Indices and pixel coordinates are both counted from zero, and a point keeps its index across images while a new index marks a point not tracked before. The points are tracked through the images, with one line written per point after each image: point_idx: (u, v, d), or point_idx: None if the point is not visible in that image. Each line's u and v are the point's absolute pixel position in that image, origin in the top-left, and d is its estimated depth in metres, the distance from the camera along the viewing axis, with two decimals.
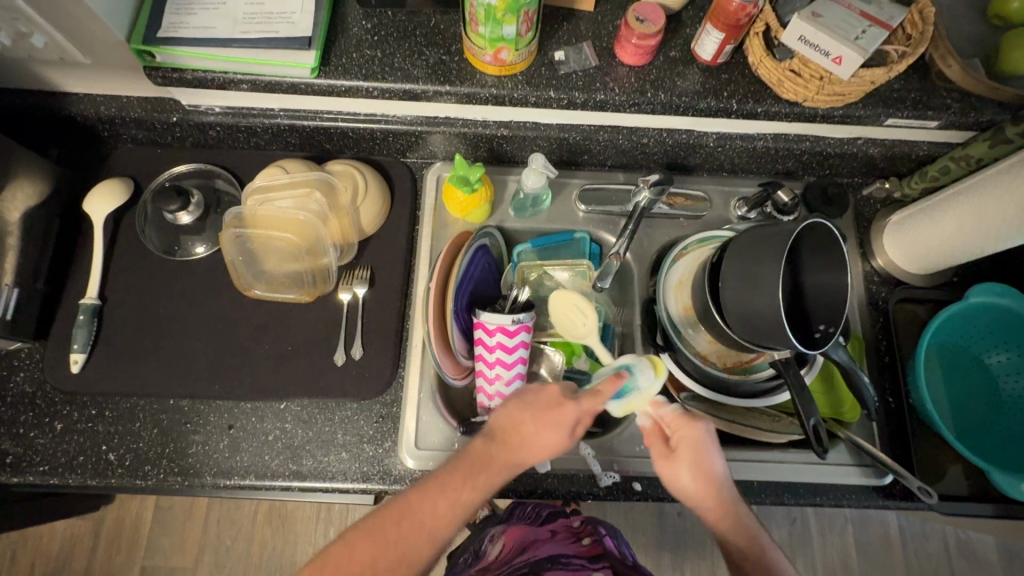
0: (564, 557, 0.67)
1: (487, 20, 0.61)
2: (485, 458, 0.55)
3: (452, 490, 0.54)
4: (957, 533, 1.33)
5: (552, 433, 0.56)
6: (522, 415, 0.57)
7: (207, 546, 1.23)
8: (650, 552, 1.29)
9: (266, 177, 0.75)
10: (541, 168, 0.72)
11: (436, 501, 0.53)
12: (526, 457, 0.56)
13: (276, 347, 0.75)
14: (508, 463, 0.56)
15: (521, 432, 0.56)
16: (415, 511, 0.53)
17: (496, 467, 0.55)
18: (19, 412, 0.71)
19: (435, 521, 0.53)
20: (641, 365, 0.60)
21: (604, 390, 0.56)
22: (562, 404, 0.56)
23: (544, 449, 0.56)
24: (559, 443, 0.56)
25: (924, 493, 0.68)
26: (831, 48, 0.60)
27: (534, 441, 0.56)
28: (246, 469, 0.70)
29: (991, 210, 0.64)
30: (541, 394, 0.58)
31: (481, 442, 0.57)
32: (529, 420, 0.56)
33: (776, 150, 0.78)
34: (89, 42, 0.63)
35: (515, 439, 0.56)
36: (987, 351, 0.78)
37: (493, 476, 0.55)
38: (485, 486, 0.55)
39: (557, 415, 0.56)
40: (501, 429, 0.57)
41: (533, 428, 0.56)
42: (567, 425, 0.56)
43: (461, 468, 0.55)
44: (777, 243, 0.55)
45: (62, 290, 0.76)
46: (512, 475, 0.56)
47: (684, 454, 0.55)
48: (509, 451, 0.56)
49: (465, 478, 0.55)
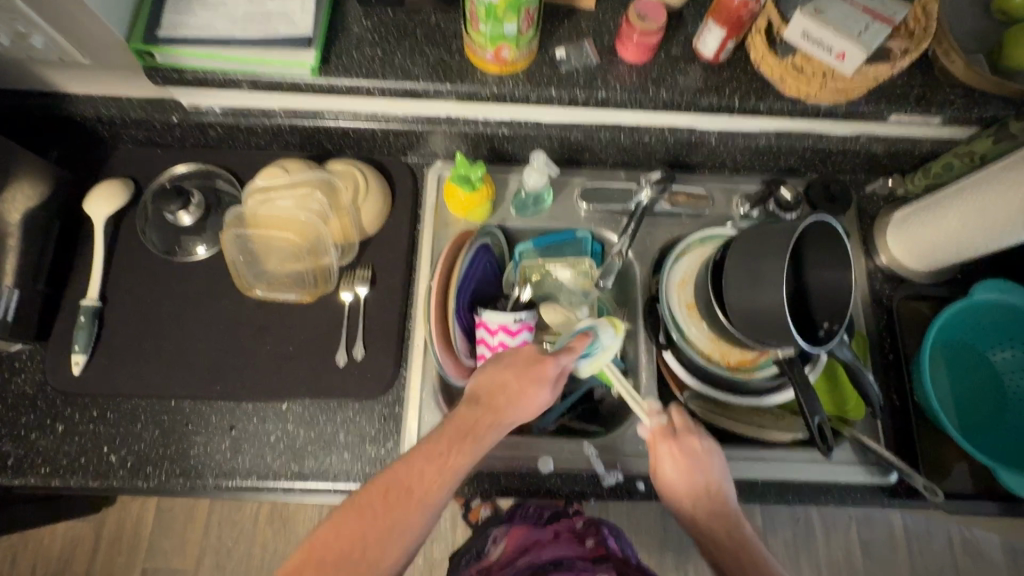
0: (568, 559, 0.66)
1: (488, 18, 0.61)
2: (472, 422, 0.56)
3: (440, 455, 0.53)
4: (961, 532, 1.33)
5: (531, 387, 0.58)
6: (504, 375, 0.58)
7: (209, 547, 1.23)
8: (652, 551, 1.28)
9: (266, 177, 0.74)
10: (542, 166, 0.72)
11: (424, 467, 0.53)
12: (510, 417, 0.57)
13: (278, 347, 0.74)
14: (495, 424, 0.56)
15: (506, 390, 0.57)
16: (402, 479, 0.52)
17: (483, 429, 0.56)
18: (20, 413, 0.71)
19: (423, 488, 0.52)
20: (601, 326, 0.65)
21: (576, 346, 0.61)
22: (542, 366, 0.59)
23: (526, 406, 0.57)
24: (539, 397, 0.58)
25: (930, 492, 0.68)
26: (834, 44, 0.60)
27: (518, 400, 0.57)
28: (248, 470, 0.70)
29: (994, 207, 0.64)
30: (518, 354, 0.60)
31: (466, 406, 0.57)
32: (511, 379, 0.58)
33: (779, 147, 0.78)
34: (89, 42, 0.63)
35: (499, 399, 0.57)
36: (991, 348, 0.78)
37: (480, 442, 0.55)
38: (474, 449, 0.55)
39: (537, 370, 0.58)
40: (484, 391, 0.58)
41: (515, 385, 0.58)
42: (546, 379, 0.59)
43: (448, 433, 0.55)
44: (780, 240, 0.54)
45: (62, 291, 0.75)
46: (496, 435, 0.57)
47: (674, 457, 0.59)
48: (494, 412, 0.56)
49: (451, 442, 0.54)
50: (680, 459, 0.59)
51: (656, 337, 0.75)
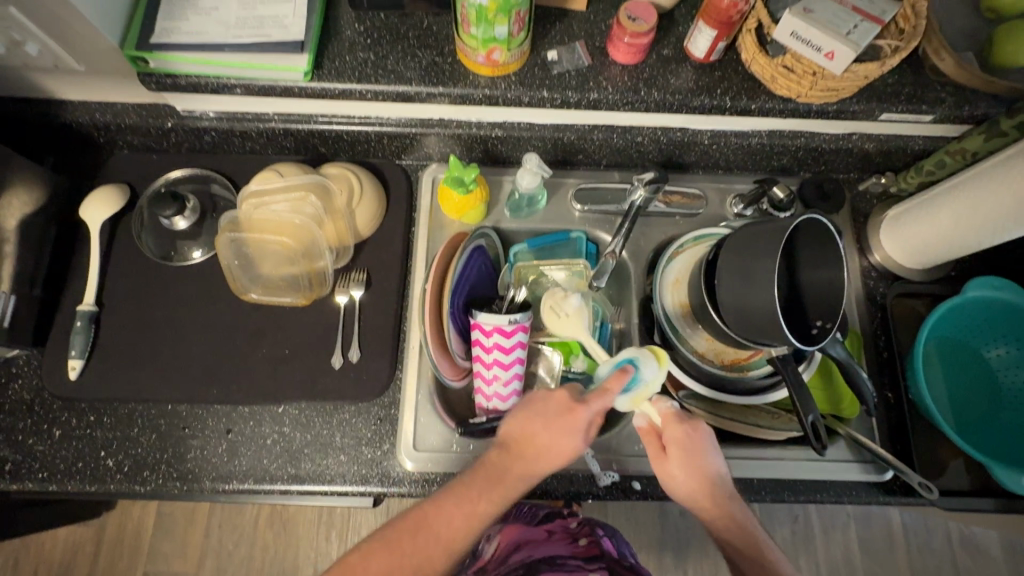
0: (561, 559, 0.67)
1: (479, 20, 0.61)
2: (500, 471, 0.56)
3: (468, 502, 0.54)
4: (960, 530, 1.33)
5: (564, 438, 0.56)
6: (534, 424, 0.57)
7: (209, 552, 1.23)
8: (652, 551, 1.28)
9: (259, 181, 0.75)
10: (534, 167, 0.72)
11: (453, 515, 0.54)
12: (542, 466, 0.56)
13: (274, 350, 0.75)
14: (525, 474, 0.56)
15: (536, 442, 0.56)
16: (430, 521, 0.54)
17: (511, 477, 0.56)
18: (17, 419, 0.71)
19: (452, 533, 0.53)
20: (644, 358, 0.61)
21: (611, 386, 0.56)
22: (575, 414, 0.56)
23: (558, 456, 0.56)
24: (575, 449, 0.56)
25: (924, 488, 0.68)
26: (823, 43, 0.60)
27: (550, 450, 0.56)
28: (244, 473, 0.70)
29: (986, 203, 0.64)
30: (549, 401, 0.57)
31: (497, 453, 0.58)
32: (541, 429, 0.56)
33: (772, 147, 0.78)
34: (82, 49, 0.63)
35: (530, 450, 0.56)
36: (986, 345, 0.78)
37: (508, 489, 0.55)
38: (502, 497, 0.55)
39: (568, 420, 0.56)
40: (515, 439, 0.57)
41: (547, 437, 0.56)
42: (581, 429, 0.56)
43: (476, 481, 0.56)
44: (773, 239, 0.55)
45: (59, 297, 0.76)
46: (528, 484, 0.56)
47: (682, 444, 0.57)
48: (524, 461, 0.56)
49: (479, 492, 0.55)
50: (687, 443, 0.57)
51: (652, 337, 0.78)
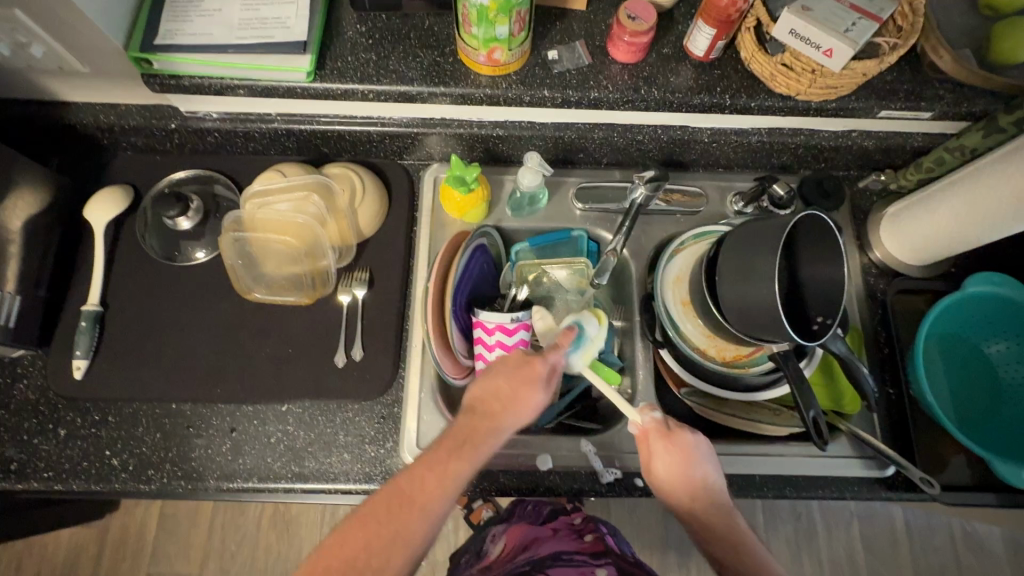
0: (567, 554, 0.67)
1: (480, 20, 0.61)
2: (466, 430, 0.56)
3: (437, 462, 0.54)
4: (963, 526, 1.33)
5: (521, 389, 0.58)
6: (497, 380, 0.59)
7: (212, 552, 1.23)
8: (654, 550, 1.28)
9: (264, 181, 0.76)
10: (537, 166, 0.73)
11: (424, 477, 0.54)
12: (505, 420, 0.57)
13: (277, 349, 0.75)
14: (490, 429, 0.57)
15: (499, 395, 0.58)
16: (404, 489, 0.53)
17: (478, 434, 0.56)
18: (23, 419, 0.71)
19: (424, 496, 0.53)
20: (585, 318, 0.65)
21: (562, 342, 0.61)
22: (534, 371, 0.59)
23: (520, 407, 0.58)
24: (533, 397, 0.58)
25: (925, 483, 0.69)
26: (822, 41, 0.60)
27: (512, 401, 0.58)
28: (248, 471, 0.70)
29: (985, 198, 0.64)
30: (507, 359, 0.61)
31: (463, 417, 0.58)
32: (504, 384, 0.58)
33: (772, 145, 0.78)
34: (87, 50, 0.64)
35: (492, 404, 0.58)
36: (986, 341, 0.78)
37: (478, 446, 0.56)
38: (472, 456, 0.55)
39: (528, 371, 0.59)
40: (478, 398, 0.58)
41: (508, 389, 0.58)
42: (539, 378, 0.59)
43: (445, 443, 0.56)
44: (774, 235, 0.55)
45: (63, 298, 0.76)
46: (497, 440, 0.57)
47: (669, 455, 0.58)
48: (488, 417, 0.57)
49: (447, 452, 0.55)
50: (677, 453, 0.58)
51: (651, 334, 0.76)
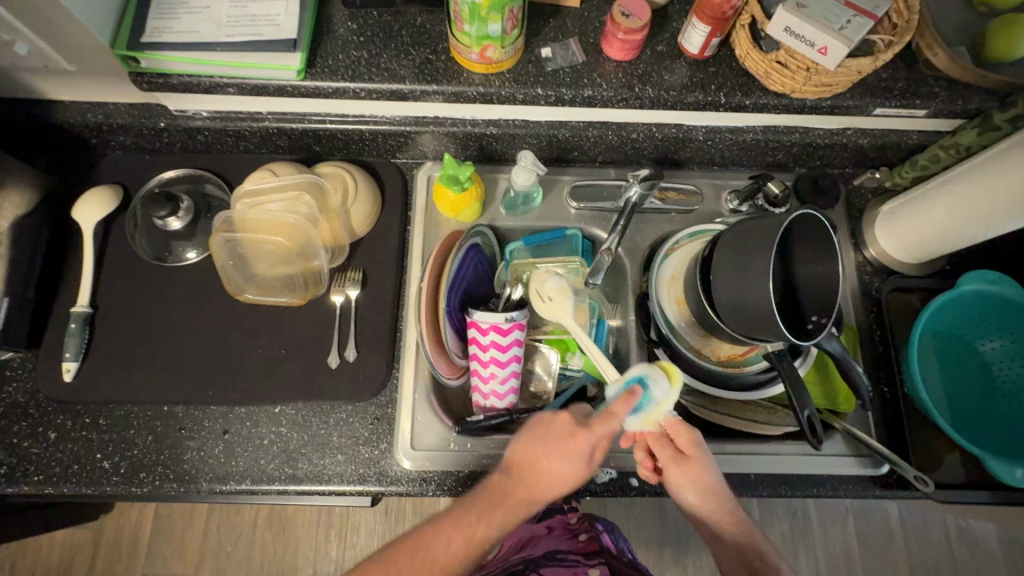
0: (561, 554, 0.68)
1: (472, 18, 0.61)
2: (501, 495, 0.56)
3: (466, 526, 0.55)
4: (957, 522, 1.33)
5: (565, 462, 0.56)
6: (537, 448, 0.57)
7: (208, 553, 1.23)
8: (650, 547, 1.29)
9: (254, 181, 0.75)
10: (530, 165, 0.72)
11: (450, 538, 0.54)
12: (543, 491, 0.56)
13: (270, 350, 0.74)
14: (526, 499, 0.56)
15: (538, 467, 0.56)
16: (427, 547, 0.54)
17: (512, 503, 0.56)
18: (12, 422, 0.71)
19: (447, 556, 0.53)
20: (653, 376, 0.55)
21: (616, 411, 0.54)
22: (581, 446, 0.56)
23: (560, 482, 0.56)
24: (573, 472, 0.56)
25: (919, 481, 0.69)
26: (817, 39, 0.60)
27: (555, 476, 0.56)
28: (241, 474, 0.69)
29: (977, 195, 0.64)
30: (553, 424, 0.58)
31: (500, 477, 0.58)
32: (545, 454, 0.56)
33: (767, 142, 0.78)
34: (72, 48, 0.63)
35: (532, 473, 0.56)
36: (980, 339, 0.78)
37: (508, 512, 0.55)
38: (502, 522, 0.55)
39: (571, 445, 0.56)
40: (518, 463, 0.57)
41: (548, 462, 0.56)
42: (582, 454, 0.56)
43: (477, 507, 0.56)
44: (767, 235, 0.55)
45: (52, 299, 0.75)
46: (532, 508, 0.56)
47: (680, 473, 0.56)
48: (525, 485, 0.56)
49: (477, 517, 0.55)
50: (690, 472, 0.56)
51: (647, 334, 0.77)
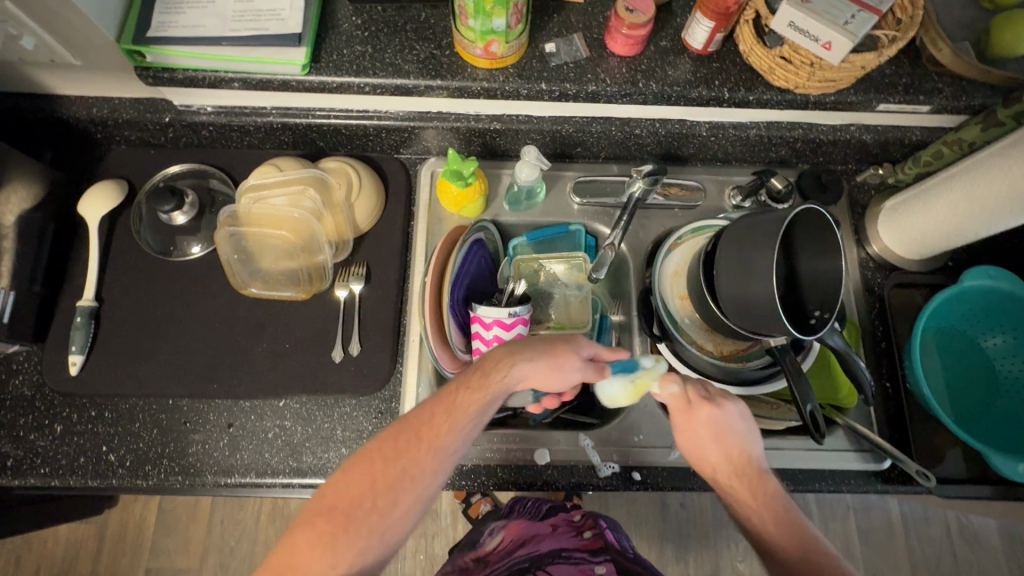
0: (566, 551, 0.67)
1: (476, 13, 0.61)
2: (484, 372, 0.52)
3: (448, 402, 0.51)
4: (958, 518, 1.34)
5: (550, 346, 0.55)
6: (524, 340, 0.56)
7: (212, 547, 1.23)
8: (652, 542, 1.29)
9: (260, 175, 0.75)
10: (534, 160, 0.72)
11: (432, 414, 0.50)
12: (527, 368, 0.53)
13: (274, 344, 0.75)
14: (506, 372, 0.53)
15: (521, 349, 0.54)
16: (411, 427, 0.49)
17: (492, 378, 0.52)
18: (19, 415, 0.71)
19: (432, 431, 0.49)
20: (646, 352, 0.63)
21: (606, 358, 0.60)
22: (574, 342, 0.57)
23: (546, 361, 0.54)
24: (562, 359, 0.55)
25: (921, 476, 0.69)
26: (821, 34, 0.60)
27: (540, 352, 0.54)
28: (246, 466, 0.70)
29: (982, 190, 0.64)
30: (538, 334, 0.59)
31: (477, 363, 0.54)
32: (531, 341, 0.55)
33: (771, 138, 0.78)
34: (78, 43, 0.63)
35: (514, 353, 0.54)
36: (983, 335, 0.78)
37: (492, 388, 0.52)
38: (485, 397, 0.51)
39: (558, 337, 0.57)
40: (497, 351, 0.55)
41: (534, 345, 0.55)
42: (571, 343, 0.56)
43: (455, 384, 0.52)
44: (770, 229, 0.55)
45: (58, 293, 0.76)
46: (512, 388, 0.53)
47: (693, 430, 0.53)
48: (506, 362, 0.53)
49: (460, 389, 0.51)
50: (698, 427, 0.53)
51: (650, 328, 0.75)
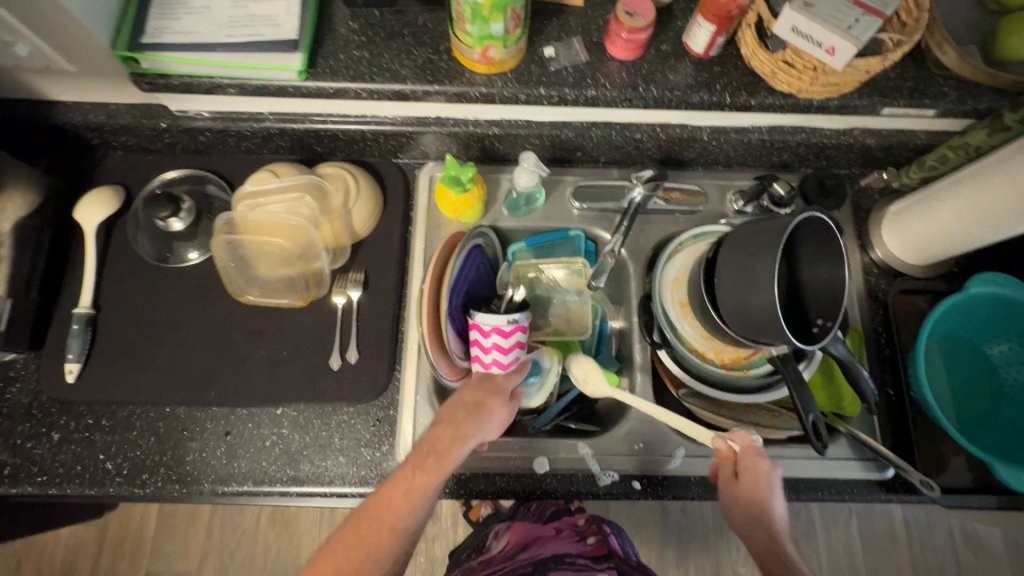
0: (569, 557, 0.67)
1: (474, 18, 0.60)
2: (431, 442, 0.54)
3: (406, 478, 0.52)
4: (961, 524, 1.33)
5: (484, 403, 0.59)
6: (461, 396, 0.60)
7: (212, 550, 1.23)
8: (653, 547, 1.29)
9: (256, 183, 0.75)
10: (532, 167, 0.71)
11: (394, 493, 0.51)
12: (472, 430, 0.56)
13: (272, 351, 0.74)
14: (455, 437, 0.55)
15: (462, 408, 0.58)
16: (377, 510, 0.50)
17: (445, 445, 0.54)
18: (16, 422, 0.71)
19: (395, 512, 0.50)
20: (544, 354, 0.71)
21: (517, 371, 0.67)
22: (497, 386, 0.62)
23: (486, 420, 0.58)
24: (495, 412, 0.59)
25: (926, 486, 0.67)
26: (824, 38, 0.59)
27: (476, 413, 0.58)
28: (244, 475, 0.70)
29: (989, 197, 0.63)
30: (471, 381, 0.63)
31: (428, 431, 0.56)
32: (466, 396, 0.60)
33: (773, 142, 0.77)
34: (73, 49, 0.63)
35: (458, 416, 0.57)
36: (988, 342, 0.77)
37: (445, 457, 0.54)
38: (441, 468, 0.53)
39: (491, 386, 0.62)
40: (442, 416, 0.57)
41: (469, 399, 0.59)
42: (500, 391, 0.61)
43: (412, 460, 0.54)
44: (772, 238, 0.54)
45: (55, 300, 0.75)
46: (465, 450, 0.56)
47: (741, 484, 0.55)
48: (452, 426, 0.56)
49: (417, 465, 0.53)
50: (745, 483, 0.55)
51: (649, 337, 0.74)
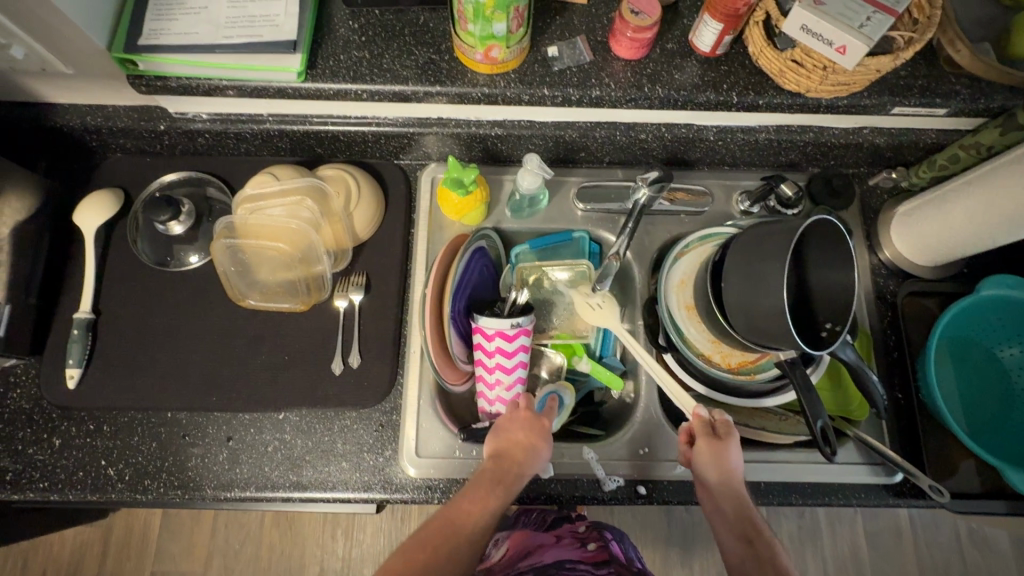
0: (568, 565, 0.67)
1: (476, 17, 0.59)
2: (496, 474, 0.57)
3: (474, 498, 0.54)
4: (968, 524, 1.32)
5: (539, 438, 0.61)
6: (513, 429, 0.61)
7: (216, 551, 1.23)
8: (657, 548, 1.28)
9: (257, 185, 0.74)
10: (536, 168, 0.70)
11: (463, 509, 0.53)
12: (529, 467, 0.58)
13: (273, 356, 0.74)
14: (517, 472, 0.57)
15: (518, 443, 0.59)
16: (448, 520, 0.52)
17: (508, 477, 0.57)
18: (17, 428, 0.70)
19: (467, 526, 0.51)
20: (563, 388, 0.73)
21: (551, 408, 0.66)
22: (542, 427, 0.62)
23: (540, 454, 0.60)
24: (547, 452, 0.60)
25: (934, 491, 0.67)
26: (835, 37, 0.57)
27: (527, 450, 0.59)
28: (246, 481, 0.69)
29: (1003, 199, 0.62)
30: (515, 413, 0.63)
31: (487, 462, 0.59)
32: (519, 432, 0.60)
33: (781, 142, 0.76)
34: (69, 52, 0.62)
35: (516, 450, 0.59)
36: (999, 345, 0.76)
37: (508, 488, 0.56)
38: (505, 494, 0.55)
39: (538, 423, 0.62)
40: (500, 449, 0.59)
41: (523, 435, 0.60)
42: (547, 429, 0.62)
43: (477, 483, 0.56)
44: (780, 242, 0.53)
45: (55, 305, 0.75)
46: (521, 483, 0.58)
47: (703, 453, 0.57)
48: (513, 463, 0.58)
49: (484, 487, 0.55)
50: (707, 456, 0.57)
51: (655, 340, 0.74)
